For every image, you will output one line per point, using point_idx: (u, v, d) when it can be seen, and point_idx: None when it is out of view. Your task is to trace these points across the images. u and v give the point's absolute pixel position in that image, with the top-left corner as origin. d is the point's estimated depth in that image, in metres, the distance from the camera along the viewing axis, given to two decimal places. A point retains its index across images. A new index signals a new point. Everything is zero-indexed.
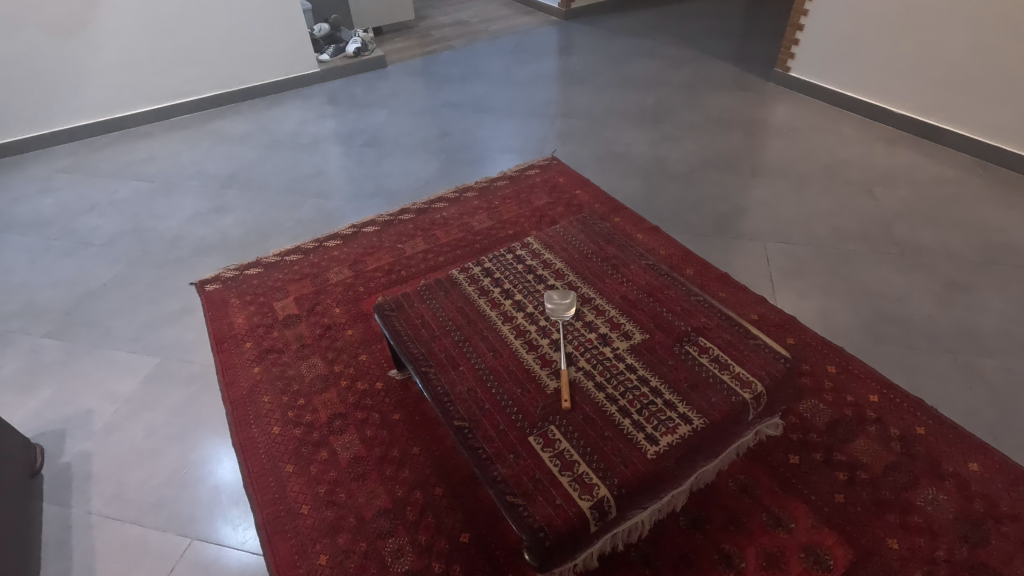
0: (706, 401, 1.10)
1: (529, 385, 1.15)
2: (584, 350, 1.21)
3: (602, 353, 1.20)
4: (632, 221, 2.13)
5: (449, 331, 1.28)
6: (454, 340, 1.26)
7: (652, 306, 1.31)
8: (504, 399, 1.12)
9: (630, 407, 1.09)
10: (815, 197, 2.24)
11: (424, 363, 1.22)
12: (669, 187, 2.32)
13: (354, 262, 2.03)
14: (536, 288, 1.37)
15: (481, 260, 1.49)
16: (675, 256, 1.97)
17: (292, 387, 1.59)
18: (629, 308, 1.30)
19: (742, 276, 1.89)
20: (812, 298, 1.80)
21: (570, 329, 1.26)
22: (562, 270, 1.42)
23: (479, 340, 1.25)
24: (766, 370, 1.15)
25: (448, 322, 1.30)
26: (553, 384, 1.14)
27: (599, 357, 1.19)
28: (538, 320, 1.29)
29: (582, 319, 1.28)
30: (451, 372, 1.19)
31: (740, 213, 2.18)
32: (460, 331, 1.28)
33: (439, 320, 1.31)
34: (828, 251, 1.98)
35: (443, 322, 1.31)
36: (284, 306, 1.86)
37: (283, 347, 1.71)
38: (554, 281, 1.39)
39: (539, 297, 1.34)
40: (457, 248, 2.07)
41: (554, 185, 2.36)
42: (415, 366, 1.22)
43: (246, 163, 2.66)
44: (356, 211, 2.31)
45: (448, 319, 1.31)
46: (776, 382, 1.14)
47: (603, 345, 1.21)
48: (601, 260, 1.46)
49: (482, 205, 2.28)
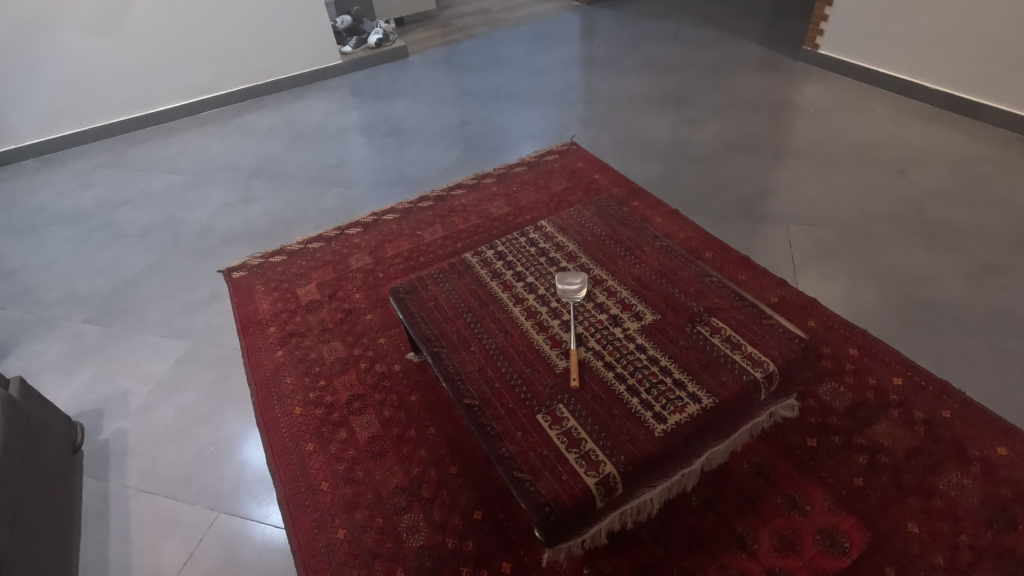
0: (716, 380, 1.09)
1: (539, 364, 1.16)
2: (594, 330, 1.21)
3: (612, 333, 1.20)
4: (651, 205, 2.11)
5: (461, 313, 1.30)
6: (466, 322, 1.27)
7: (665, 287, 1.30)
8: (514, 378, 1.14)
9: (639, 386, 1.09)
10: (843, 178, 2.17)
11: (436, 344, 1.24)
12: (690, 170, 2.29)
13: (375, 249, 2.07)
14: (549, 271, 1.38)
15: (495, 244, 1.50)
16: (694, 239, 1.94)
17: (314, 369, 1.64)
18: (641, 289, 1.30)
19: (763, 259, 1.85)
20: (836, 280, 1.75)
21: (582, 310, 1.26)
22: (575, 253, 1.42)
23: (491, 321, 1.27)
24: (780, 350, 1.14)
25: (461, 304, 1.32)
26: (562, 363, 1.15)
27: (609, 337, 1.19)
28: (549, 302, 1.30)
29: (594, 300, 1.29)
30: (463, 352, 1.21)
31: (763, 195, 2.13)
32: (473, 313, 1.30)
33: (452, 303, 1.33)
34: (854, 233, 1.92)
35: (456, 304, 1.33)
36: (307, 291, 1.91)
37: (306, 331, 1.76)
38: (566, 264, 1.39)
39: (551, 279, 1.35)
40: (475, 234, 2.09)
41: (573, 171, 2.35)
42: (428, 346, 1.25)
43: (272, 154, 2.73)
44: (376, 200, 2.35)
45: (461, 301, 1.33)
46: (789, 361, 1.12)
47: (613, 326, 1.22)
48: (615, 242, 1.46)
49: (501, 191, 2.29)
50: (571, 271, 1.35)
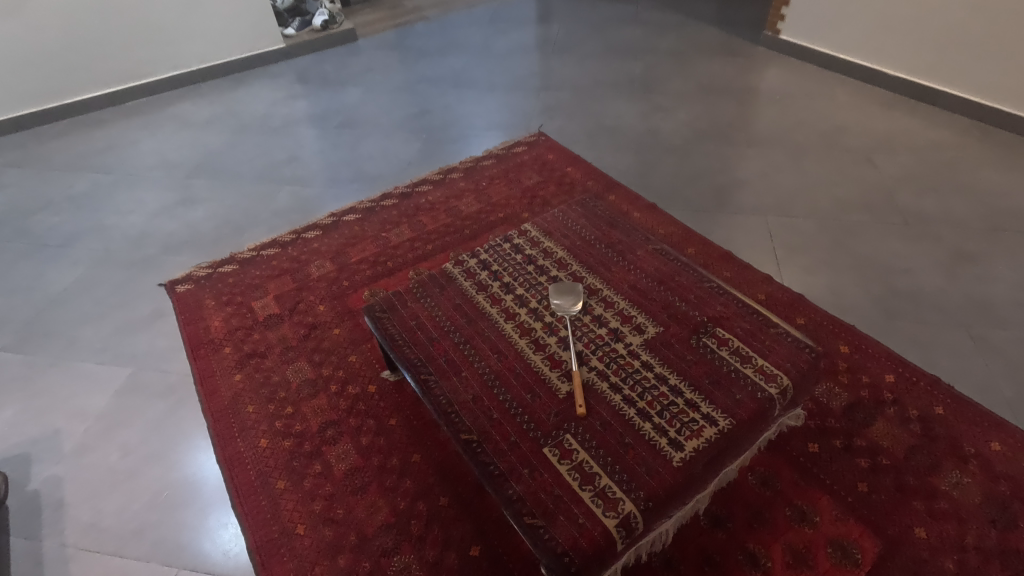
0: (729, 398, 1.02)
1: (539, 390, 1.06)
2: (595, 347, 1.12)
3: (614, 350, 1.12)
4: (628, 199, 2.03)
5: (447, 333, 1.18)
6: (454, 342, 1.16)
7: (664, 295, 1.23)
8: (514, 406, 1.04)
9: (650, 409, 1.01)
10: (814, 167, 2.15)
11: (422, 369, 1.12)
12: (664, 161, 2.22)
13: (337, 254, 1.90)
14: (539, 282, 1.28)
15: (476, 251, 1.38)
16: (675, 235, 1.88)
17: (278, 395, 1.49)
18: (639, 298, 1.22)
19: (745, 254, 1.81)
20: (819, 273, 1.73)
21: (579, 325, 1.17)
22: (565, 260, 1.33)
23: (482, 341, 1.16)
24: (791, 361, 1.08)
25: (446, 322, 1.20)
26: (565, 387, 1.06)
27: (612, 354, 1.11)
28: (543, 317, 1.20)
29: (591, 313, 1.20)
30: (454, 379, 1.10)
31: (738, 185, 2.09)
32: (460, 332, 1.18)
33: (436, 321, 1.21)
34: (831, 224, 1.90)
35: (440, 322, 1.20)
36: (264, 305, 1.74)
37: (266, 351, 1.60)
38: (556, 273, 1.30)
39: (542, 291, 1.25)
40: (446, 234, 1.95)
41: (544, 163, 2.24)
42: (413, 373, 1.12)
43: (212, 150, 2.49)
44: (335, 199, 2.17)
45: (446, 319, 1.21)
46: (801, 373, 1.07)
47: (615, 342, 1.13)
48: (605, 246, 1.37)
49: (470, 187, 2.15)
50: (563, 282, 1.25)
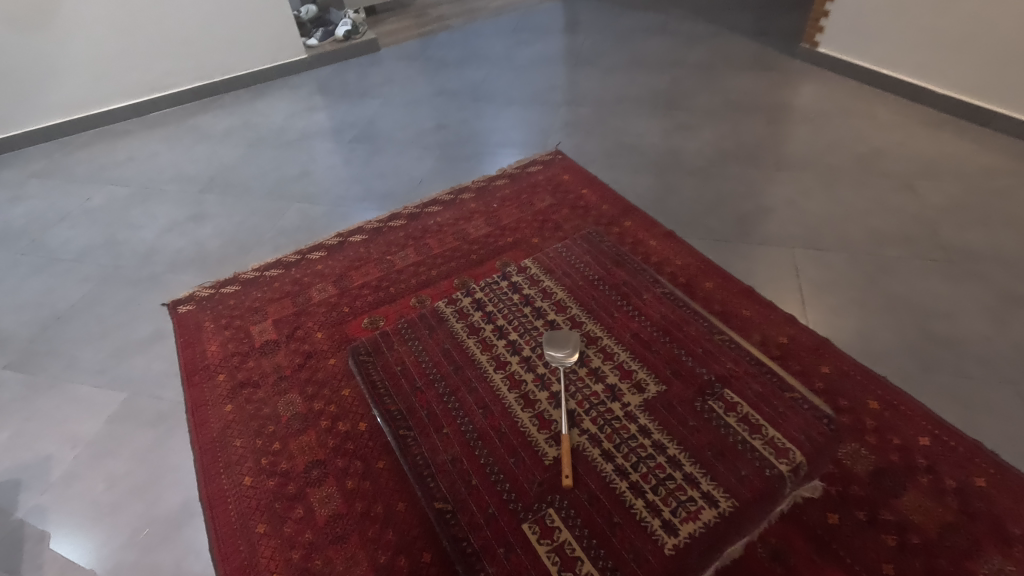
0: (734, 474, 0.92)
1: (522, 454, 0.98)
2: (589, 406, 1.03)
3: (610, 410, 1.03)
4: (644, 226, 1.92)
5: (432, 382, 1.11)
6: (438, 394, 1.09)
7: (669, 348, 1.13)
8: (495, 472, 0.97)
9: (643, 484, 0.92)
10: (848, 193, 2.00)
11: (401, 424, 1.06)
12: (684, 185, 2.10)
13: (339, 278, 1.85)
14: (535, 326, 1.20)
15: (472, 289, 1.31)
16: (692, 266, 1.76)
17: (267, 429, 1.44)
18: (641, 350, 1.13)
19: (767, 290, 1.69)
20: (848, 314, 1.59)
21: (574, 379, 1.08)
22: (564, 302, 1.25)
23: (468, 393, 1.08)
24: (805, 433, 0.97)
25: (432, 370, 1.14)
26: (551, 453, 0.98)
27: (607, 415, 1.02)
28: (535, 367, 1.11)
29: (587, 365, 1.11)
30: (434, 436, 1.03)
31: (764, 212, 1.96)
32: (445, 382, 1.11)
33: (421, 367, 1.14)
34: (864, 258, 1.75)
35: (426, 369, 1.14)
36: (262, 330, 1.70)
37: (259, 380, 1.56)
38: (554, 316, 1.22)
39: (537, 337, 1.17)
40: (451, 259, 1.88)
41: (559, 183, 2.15)
42: (393, 426, 1.06)
43: (227, 163, 2.48)
44: (342, 218, 2.12)
45: (433, 366, 1.14)
46: (817, 447, 0.96)
47: (610, 400, 1.04)
48: (609, 288, 1.28)
49: (479, 209, 2.08)
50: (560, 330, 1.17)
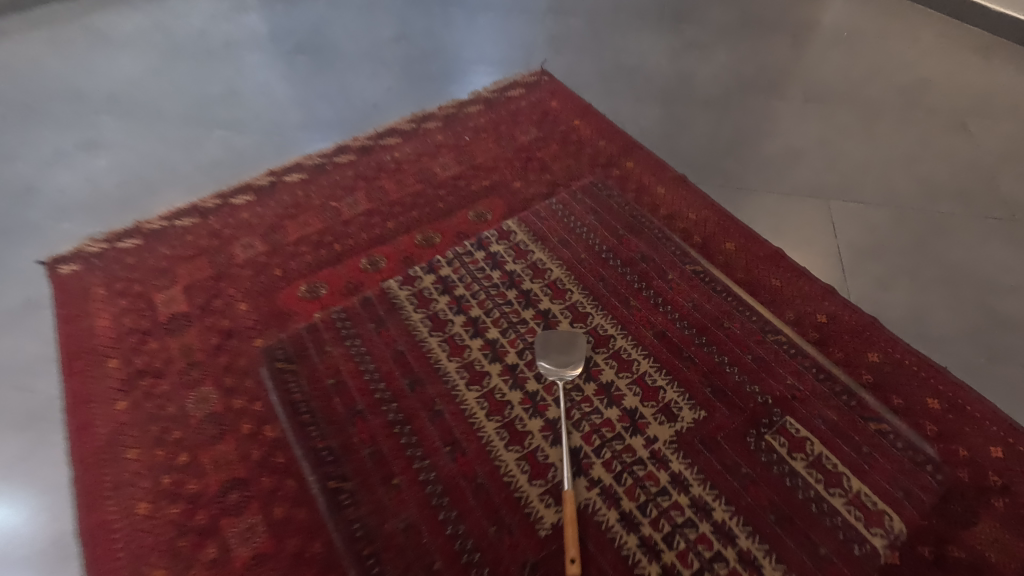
0: (808, 545, 0.91)
1: (491, 514, 0.96)
2: (616, 455, 1.01)
3: (638, 457, 1.00)
4: (650, 168, 1.56)
5: (391, 420, 1.07)
6: (397, 437, 1.05)
7: (701, 363, 1.12)
8: (458, 531, 0.95)
9: (677, 549, 0.91)
10: (891, 133, 1.67)
11: (330, 475, 1.02)
12: (697, 118, 1.74)
13: (270, 230, 1.47)
14: (521, 337, 1.17)
15: (449, 288, 1.26)
16: (711, 221, 1.43)
17: (171, 436, 1.11)
18: (661, 351, 1.13)
19: (798, 252, 1.38)
20: (896, 287, 1.30)
21: (580, 408, 1.07)
22: (574, 300, 1.23)
23: (437, 431, 1.06)
24: (897, 482, 0.98)
25: (394, 407, 1.09)
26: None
27: (634, 464, 1.00)
28: (521, 390, 1.10)
29: (594, 387, 1.09)
30: (400, 493, 0.99)
31: (792, 155, 1.62)
32: (408, 422, 1.07)
33: (376, 405, 1.10)
34: (912, 214, 1.45)
35: (385, 405, 1.09)
36: (169, 299, 1.33)
37: (162, 367, 1.21)
38: (537, 323, 1.19)
39: (528, 351, 1.15)
40: (413, 208, 1.50)
41: (546, 112, 1.75)
42: (322, 484, 1.01)
43: (132, 78, 1.98)
44: (275, 151, 1.69)
45: (394, 400, 1.10)
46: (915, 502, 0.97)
47: (640, 442, 1.02)
48: (631, 271, 1.27)
49: (447, 143, 1.68)
50: (567, 332, 1.14)
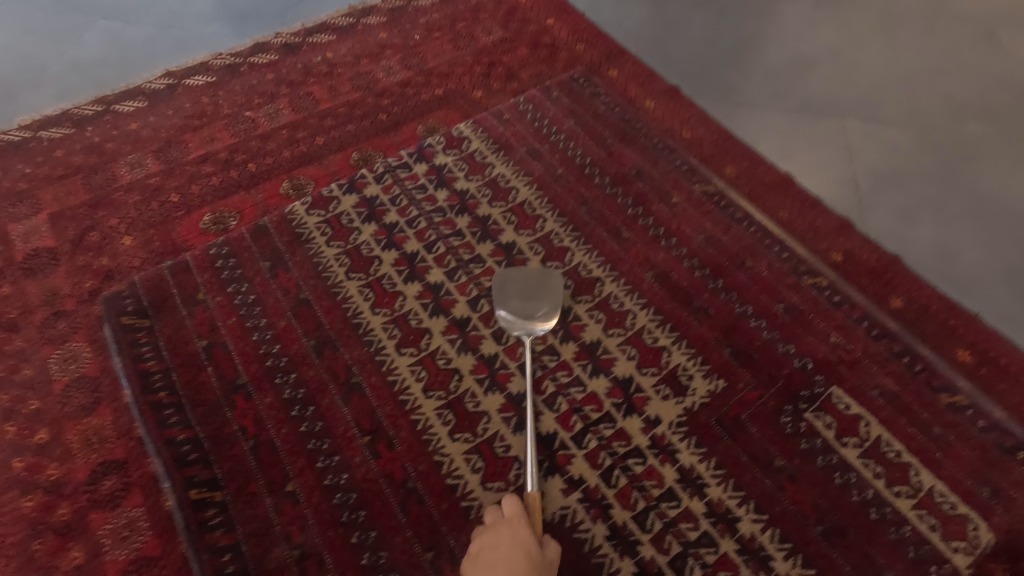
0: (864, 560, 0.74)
1: (425, 534, 0.76)
2: (606, 447, 0.82)
3: (637, 449, 0.81)
4: (638, 78, 1.30)
5: (290, 401, 0.84)
6: (296, 428, 0.82)
7: (714, 320, 0.91)
8: (376, 560, 0.74)
9: None
10: (913, 42, 1.43)
11: (194, 482, 0.79)
12: (692, 20, 1.46)
13: (164, 144, 1.16)
14: (471, 281, 0.94)
15: (375, 218, 1.00)
16: (709, 141, 1.20)
17: (27, 406, 0.86)
18: (663, 301, 0.93)
19: (807, 179, 1.17)
20: (920, 221, 1.11)
21: (558, 385, 0.86)
22: (551, 233, 0.99)
23: (364, 410, 0.84)
24: (973, 471, 0.80)
25: (296, 384, 0.86)
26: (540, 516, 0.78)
27: (631, 457, 0.81)
28: (461, 355, 0.88)
29: (574, 353, 0.88)
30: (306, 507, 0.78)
31: (800, 65, 1.38)
32: (315, 404, 0.84)
33: (274, 380, 0.86)
34: (937, 136, 1.25)
35: (283, 383, 0.86)
36: (30, 231, 1.04)
37: (20, 318, 0.94)
38: (494, 263, 0.96)
39: (479, 292, 0.93)
40: (349, 120, 1.21)
41: (513, 5, 1.43)
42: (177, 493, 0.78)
43: None
44: (175, 48, 1.35)
45: (294, 370, 0.87)
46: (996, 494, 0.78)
47: (638, 429, 0.83)
48: (619, 192, 1.04)
49: (393, 41, 1.36)
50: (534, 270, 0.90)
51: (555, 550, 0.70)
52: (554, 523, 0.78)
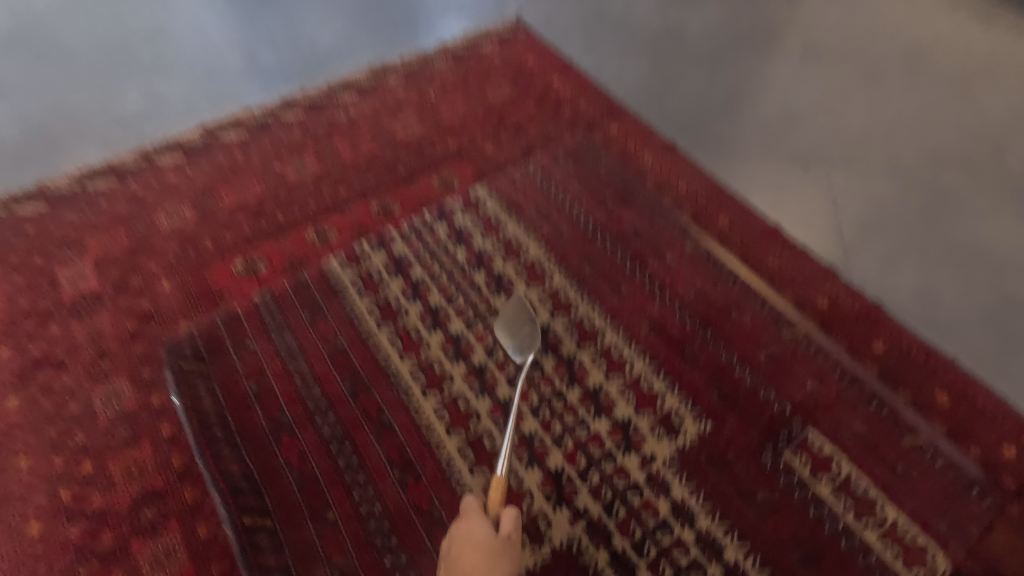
0: None
1: None
2: (606, 481, 0.89)
3: (634, 483, 0.88)
4: (637, 133, 1.40)
5: (326, 437, 0.92)
6: (331, 459, 0.90)
7: (704, 363, 0.99)
8: None
9: None
10: (894, 98, 1.54)
11: (246, 509, 0.85)
12: (688, 78, 1.57)
13: (199, 194, 1.26)
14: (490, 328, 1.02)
15: (404, 270, 1.09)
16: (703, 192, 1.29)
17: (73, 439, 0.94)
18: (658, 348, 1.00)
19: (795, 229, 1.25)
20: (902, 268, 1.20)
21: (563, 422, 0.93)
22: (560, 291, 1.07)
23: (389, 446, 0.91)
24: (935, 506, 0.87)
25: (331, 421, 0.93)
26: (548, 544, 0.85)
27: (629, 490, 0.88)
28: (490, 394, 0.95)
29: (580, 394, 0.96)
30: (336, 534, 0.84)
31: (789, 121, 1.48)
32: (348, 439, 0.92)
33: (308, 418, 0.94)
34: (917, 187, 1.34)
35: (316, 419, 0.93)
36: (76, 275, 1.13)
37: (67, 356, 1.02)
38: None
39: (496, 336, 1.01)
40: (369, 172, 1.31)
41: (521, 65, 1.55)
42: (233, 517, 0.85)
43: (41, 12, 1.71)
44: (209, 104, 1.46)
45: (329, 406, 0.95)
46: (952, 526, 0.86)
47: (635, 464, 0.90)
48: (616, 246, 1.13)
49: (411, 99, 1.47)
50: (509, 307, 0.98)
51: (508, 521, 0.69)
52: (560, 551, 0.84)
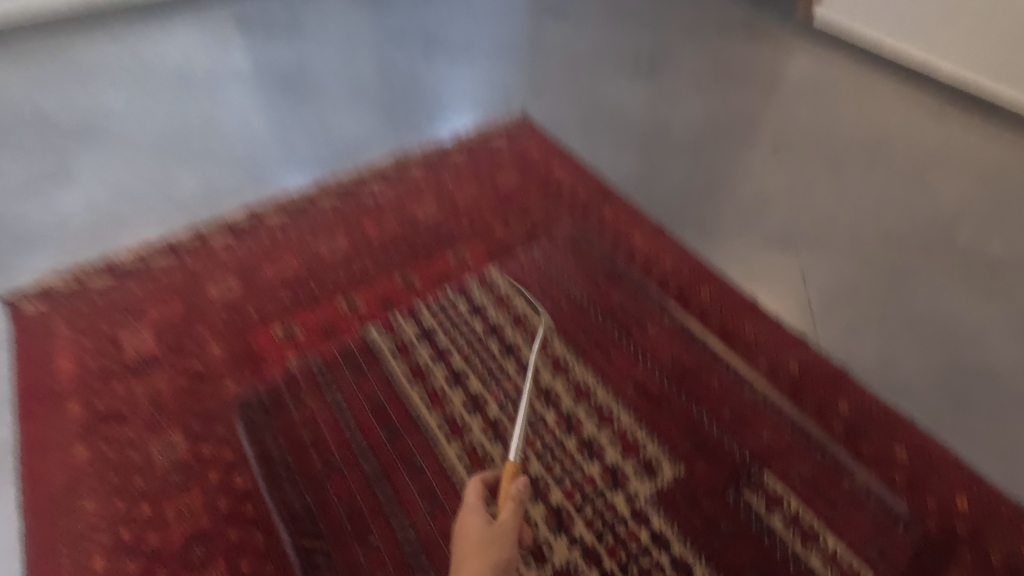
0: None
1: None
2: (597, 513, 1.03)
3: (620, 514, 1.02)
4: (629, 215, 1.58)
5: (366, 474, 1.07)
6: (371, 491, 1.05)
7: (681, 414, 1.14)
8: None
9: None
10: (855, 185, 1.75)
11: (305, 533, 1.01)
12: (672, 166, 1.79)
13: (245, 269, 1.44)
14: (508, 383, 1.19)
15: (432, 335, 1.27)
16: (687, 267, 1.45)
17: (134, 484, 1.07)
18: (642, 407, 1.15)
19: (769, 301, 1.42)
20: (863, 338, 1.34)
21: (562, 463, 1.08)
22: (561, 357, 1.22)
23: (416, 483, 1.06)
24: (870, 538, 1.02)
25: (371, 462, 1.08)
26: (549, 565, 0.98)
27: (615, 520, 1.02)
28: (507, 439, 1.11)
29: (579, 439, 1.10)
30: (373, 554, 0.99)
31: (763, 205, 1.68)
32: (385, 477, 1.06)
33: (349, 457, 1.09)
34: (876, 264, 1.51)
35: (353, 458, 1.09)
36: (137, 339, 1.29)
37: (128, 411, 1.17)
38: (518, 378, 1.20)
39: (511, 388, 1.18)
40: (393, 249, 1.50)
41: (526, 156, 1.77)
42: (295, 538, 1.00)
43: (108, 107, 1.96)
44: (254, 189, 1.68)
45: (366, 447, 1.10)
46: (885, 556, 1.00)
47: (621, 499, 1.04)
48: (602, 316, 1.30)
49: (430, 185, 1.68)
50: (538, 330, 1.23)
51: (506, 511, 0.68)
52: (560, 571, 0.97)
